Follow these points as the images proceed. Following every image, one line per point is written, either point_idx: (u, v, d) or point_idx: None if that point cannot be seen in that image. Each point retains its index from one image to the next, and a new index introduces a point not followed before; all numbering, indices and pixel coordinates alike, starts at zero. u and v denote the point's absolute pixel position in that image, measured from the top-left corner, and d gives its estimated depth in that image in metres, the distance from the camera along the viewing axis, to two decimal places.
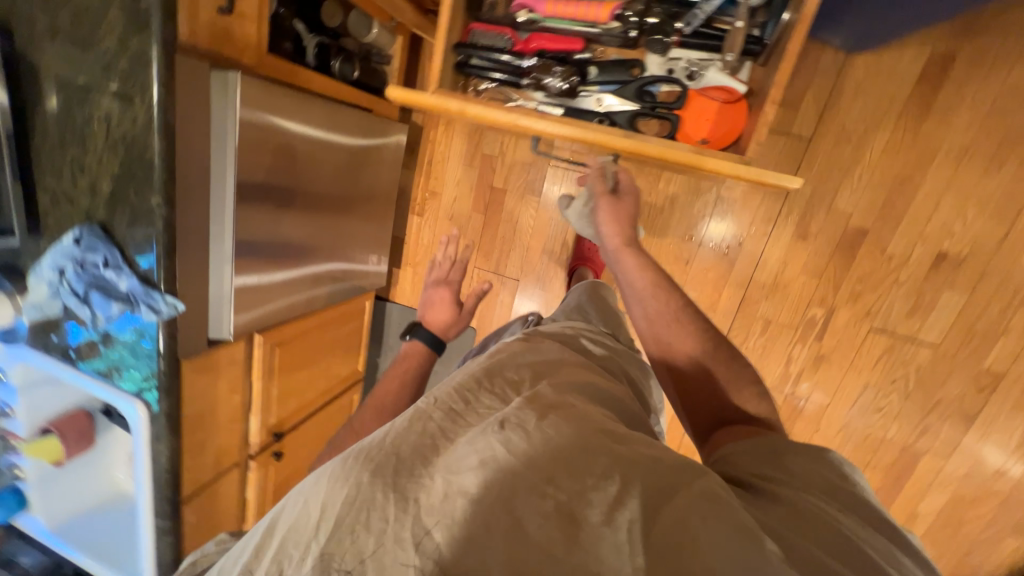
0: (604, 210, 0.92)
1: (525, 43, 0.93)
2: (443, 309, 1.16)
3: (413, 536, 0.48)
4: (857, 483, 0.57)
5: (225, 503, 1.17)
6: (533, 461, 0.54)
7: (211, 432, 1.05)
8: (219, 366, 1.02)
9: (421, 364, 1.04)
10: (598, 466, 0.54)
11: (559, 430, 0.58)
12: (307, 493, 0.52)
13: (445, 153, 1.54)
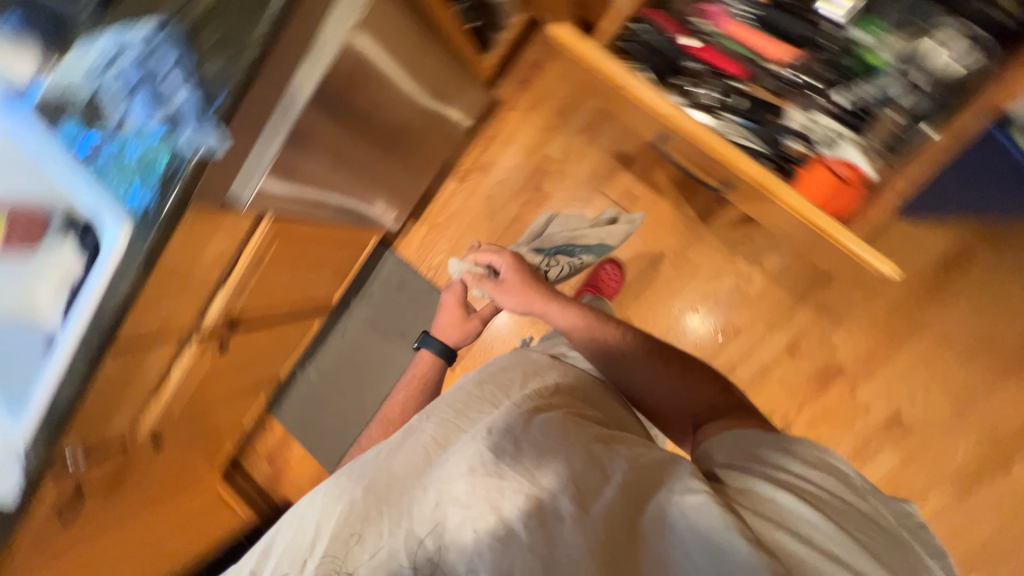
0: (493, 290, 1.04)
1: (693, 45, 0.92)
2: (451, 316, 1.24)
3: (404, 538, 0.63)
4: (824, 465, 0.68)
5: (146, 370, 1.05)
6: (517, 463, 0.63)
7: (177, 291, 0.96)
8: (222, 229, 0.94)
9: (425, 374, 1.17)
10: (579, 471, 0.62)
11: (541, 440, 0.67)
12: (310, 513, 0.70)
13: (509, 138, 1.55)
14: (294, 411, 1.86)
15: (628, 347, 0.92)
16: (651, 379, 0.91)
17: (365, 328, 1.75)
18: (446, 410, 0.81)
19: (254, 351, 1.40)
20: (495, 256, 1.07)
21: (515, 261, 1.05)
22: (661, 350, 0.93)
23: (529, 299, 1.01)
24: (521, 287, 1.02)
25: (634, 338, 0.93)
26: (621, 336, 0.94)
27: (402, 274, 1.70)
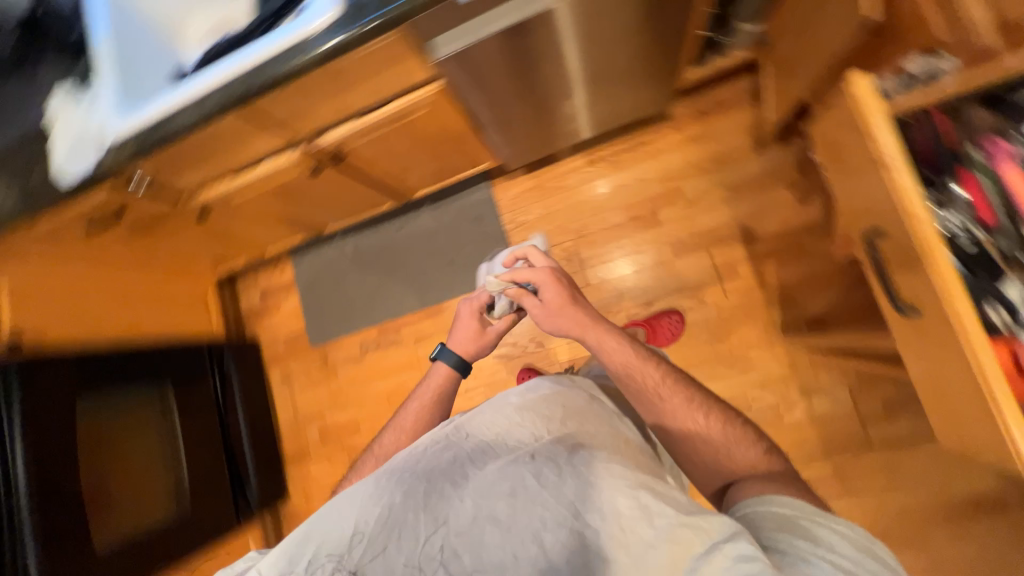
0: (534, 309, 0.99)
1: (962, 164, 0.82)
2: (468, 329, 1.13)
3: (444, 545, 0.71)
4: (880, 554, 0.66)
5: (245, 147, 1.04)
6: (561, 497, 0.72)
7: (324, 97, 0.94)
8: (398, 69, 0.92)
9: (439, 385, 1.10)
10: (616, 514, 0.69)
11: (583, 477, 0.74)
12: (345, 511, 0.77)
13: (656, 152, 1.51)
14: (314, 269, 1.86)
15: (662, 388, 0.89)
16: (686, 430, 0.87)
17: (421, 237, 1.73)
18: (489, 421, 0.89)
19: (327, 195, 1.38)
20: (537, 275, 0.99)
21: (560, 284, 0.98)
22: (696, 402, 0.89)
23: (572, 324, 0.96)
24: (563, 315, 0.96)
25: (671, 382, 0.91)
26: (658, 375, 0.91)
27: (484, 212, 1.67)
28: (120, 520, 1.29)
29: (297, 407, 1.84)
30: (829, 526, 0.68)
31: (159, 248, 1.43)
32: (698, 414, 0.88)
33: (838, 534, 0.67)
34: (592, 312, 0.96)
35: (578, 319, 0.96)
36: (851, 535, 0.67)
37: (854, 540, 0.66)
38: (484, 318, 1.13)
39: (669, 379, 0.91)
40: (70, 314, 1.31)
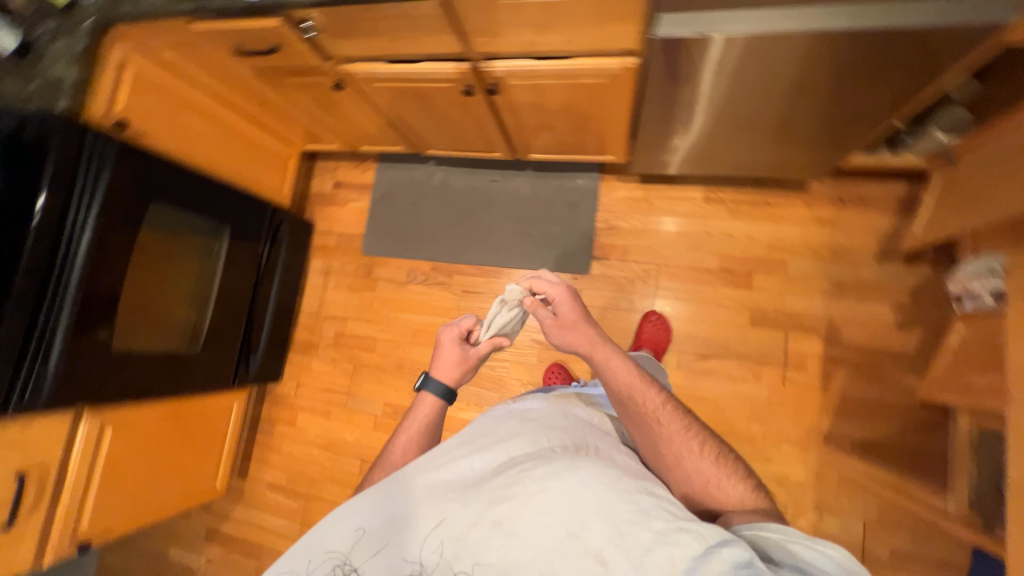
0: (543, 318, 0.92)
1: None
2: (453, 357, 0.97)
3: (447, 551, 0.66)
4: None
5: (419, 40, 1.00)
6: (558, 500, 0.67)
7: (523, 25, 0.90)
8: (609, 29, 0.88)
9: (427, 418, 0.92)
10: (611, 518, 0.64)
11: (580, 484, 0.68)
12: (343, 520, 0.70)
13: (778, 218, 1.45)
14: (393, 182, 1.83)
15: (661, 414, 0.86)
16: (679, 458, 0.84)
17: (511, 197, 1.69)
18: (489, 432, 0.84)
19: (452, 122, 1.33)
20: (547, 284, 0.94)
21: (569, 297, 0.92)
22: (689, 431, 0.86)
23: (580, 342, 0.90)
24: (571, 331, 0.90)
25: (671, 409, 0.87)
26: (658, 402, 0.87)
27: (581, 200, 1.62)
28: (140, 335, 1.28)
29: (324, 302, 1.84)
30: (816, 548, 0.62)
31: (273, 98, 1.41)
32: (693, 444, 0.85)
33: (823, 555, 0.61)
34: (599, 330, 0.90)
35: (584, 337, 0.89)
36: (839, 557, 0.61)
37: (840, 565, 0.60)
38: (466, 344, 0.99)
39: (669, 407, 0.87)
40: (168, 127, 1.30)
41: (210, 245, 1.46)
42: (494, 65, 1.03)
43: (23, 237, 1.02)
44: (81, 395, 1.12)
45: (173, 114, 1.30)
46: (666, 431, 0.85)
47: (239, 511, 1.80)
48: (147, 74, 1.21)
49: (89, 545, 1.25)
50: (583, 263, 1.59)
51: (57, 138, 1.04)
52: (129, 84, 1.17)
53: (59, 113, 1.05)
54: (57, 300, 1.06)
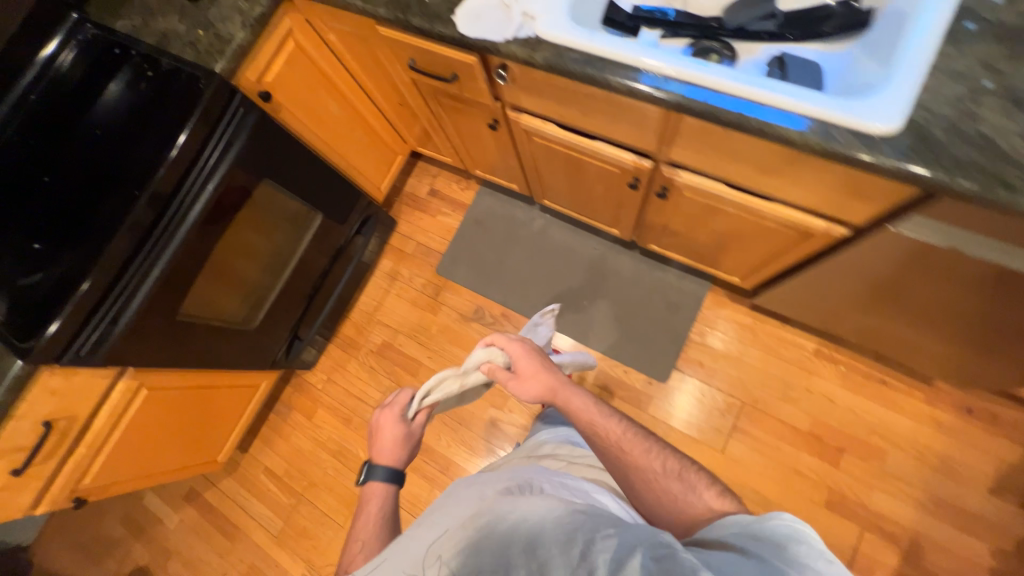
0: (511, 373, 0.86)
1: None
2: (392, 438, 0.89)
3: None
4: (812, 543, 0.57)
5: (612, 127, 0.90)
6: (502, 544, 0.64)
7: (743, 161, 0.79)
8: (841, 201, 0.77)
9: (382, 507, 0.86)
10: (547, 542, 0.62)
11: (516, 521, 0.66)
12: None
13: (891, 405, 1.31)
14: (491, 212, 1.75)
15: (624, 441, 0.77)
16: (648, 484, 0.73)
17: (608, 273, 1.59)
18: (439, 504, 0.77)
19: (592, 195, 1.23)
20: (510, 344, 0.89)
21: (532, 352, 0.89)
22: (650, 449, 0.76)
23: (548, 387, 0.85)
24: (536, 379, 0.85)
25: (633, 434, 0.78)
26: (620, 430, 0.78)
27: (681, 303, 1.51)
28: (208, 304, 1.19)
29: (380, 306, 1.76)
30: (765, 527, 0.59)
31: (415, 105, 1.33)
32: (661, 463, 0.74)
33: (769, 528, 0.59)
34: (565, 374, 0.87)
35: (547, 381, 0.85)
36: (792, 530, 0.58)
37: (789, 540, 0.57)
38: (403, 420, 0.90)
39: (628, 434, 0.78)
40: (303, 103, 1.21)
41: (305, 225, 1.37)
42: (683, 176, 0.92)
43: (140, 192, 0.94)
44: (132, 357, 1.04)
45: (314, 92, 1.22)
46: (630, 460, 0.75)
47: (226, 482, 1.73)
48: (303, 50, 1.14)
49: (84, 499, 1.18)
50: (662, 370, 1.47)
51: (208, 100, 0.96)
52: (286, 56, 1.10)
53: (215, 73, 0.97)
54: (150, 261, 0.98)
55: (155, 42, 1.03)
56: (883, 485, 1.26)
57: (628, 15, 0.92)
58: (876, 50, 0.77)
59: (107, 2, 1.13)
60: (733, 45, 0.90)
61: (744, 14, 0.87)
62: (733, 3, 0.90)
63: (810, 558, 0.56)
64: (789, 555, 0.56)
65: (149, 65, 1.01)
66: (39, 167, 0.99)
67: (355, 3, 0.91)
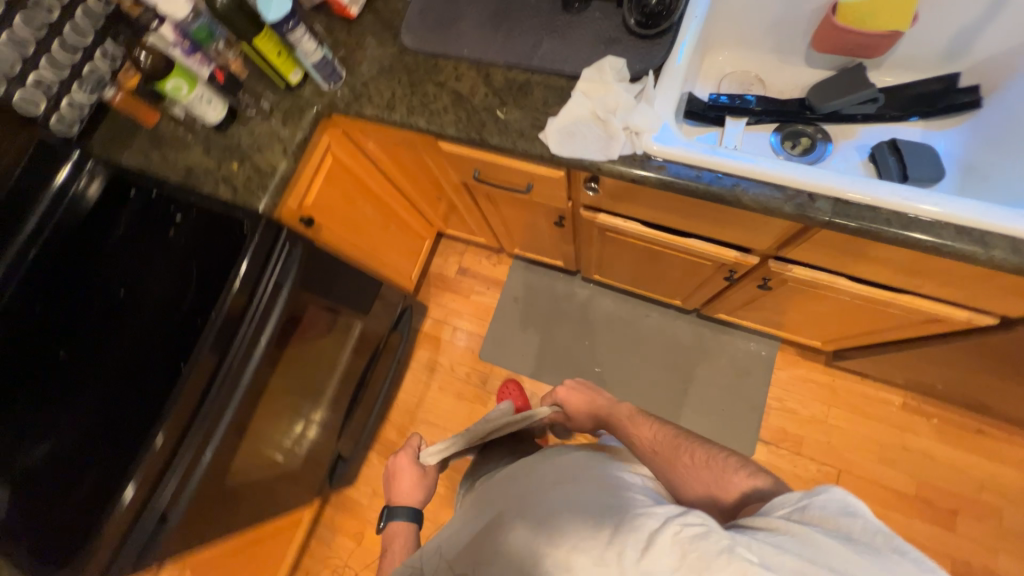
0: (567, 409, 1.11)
1: None
2: (409, 479, 1.02)
3: None
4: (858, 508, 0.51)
5: (718, 230, 0.82)
6: (527, 536, 0.60)
7: (884, 265, 0.72)
8: (1000, 302, 0.70)
9: (404, 543, 0.95)
10: (574, 528, 0.57)
11: (544, 512, 0.62)
12: None
13: (991, 458, 1.25)
14: (530, 286, 1.66)
15: (656, 443, 0.87)
16: (681, 479, 0.79)
17: (667, 340, 1.51)
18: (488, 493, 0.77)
19: (665, 278, 1.15)
20: (559, 390, 1.13)
21: (579, 387, 1.12)
22: (678, 442, 0.84)
23: (596, 412, 1.06)
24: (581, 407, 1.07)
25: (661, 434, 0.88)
26: (655, 433, 0.90)
27: (752, 366, 1.43)
28: (259, 459, 1.02)
29: (423, 402, 1.61)
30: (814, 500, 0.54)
31: (457, 199, 1.24)
32: (689, 454, 0.81)
33: (816, 501, 0.53)
34: (610, 400, 1.06)
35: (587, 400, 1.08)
36: (845, 504, 0.52)
37: (846, 515, 0.51)
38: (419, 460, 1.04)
39: (660, 435, 0.88)
40: (340, 215, 1.10)
41: (344, 335, 1.20)
42: (798, 270, 0.83)
43: (184, 364, 0.78)
44: (179, 548, 0.86)
45: (352, 202, 1.11)
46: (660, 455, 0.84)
47: None
48: (343, 163, 1.03)
49: None
50: (746, 443, 1.37)
51: (257, 245, 0.83)
52: (325, 174, 0.99)
53: (258, 212, 0.85)
54: (201, 438, 0.78)
55: (180, 180, 0.91)
56: (1002, 547, 1.20)
57: (709, 104, 0.86)
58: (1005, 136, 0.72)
59: (109, 134, 0.99)
60: (824, 127, 0.86)
61: (839, 101, 0.81)
62: (819, 85, 0.84)
63: (875, 537, 0.48)
64: (845, 531, 0.50)
65: (175, 209, 0.88)
66: (54, 342, 0.84)
67: (418, 124, 0.82)
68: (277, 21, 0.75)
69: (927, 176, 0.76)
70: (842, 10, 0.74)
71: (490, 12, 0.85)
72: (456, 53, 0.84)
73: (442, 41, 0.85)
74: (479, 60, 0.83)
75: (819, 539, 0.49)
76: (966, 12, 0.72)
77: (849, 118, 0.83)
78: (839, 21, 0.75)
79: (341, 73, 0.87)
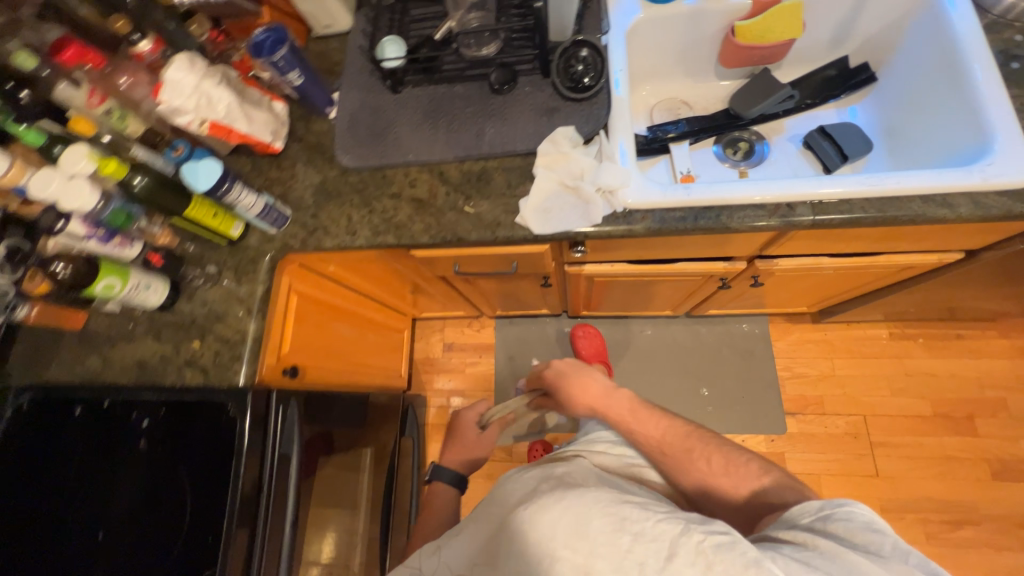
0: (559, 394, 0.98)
1: None
2: (466, 438, 1.06)
3: None
4: (877, 522, 0.54)
5: (705, 251, 0.84)
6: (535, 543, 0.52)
7: (861, 240, 0.77)
8: (965, 242, 0.77)
9: (442, 505, 0.94)
10: (596, 532, 0.51)
11: (561, 510, 0.54)
12: None
13: (976, 357, 1.37)
14: (520, 339, 1.62)
15: (665, 442, 0.77)
16: (700, 485, 0.73)
17: (668, 348, 1.52)
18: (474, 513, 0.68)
19: (657, 298, 1.17)
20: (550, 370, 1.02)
21: (569, 369, 0.99)
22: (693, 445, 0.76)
23: (591, 401, 0.90)
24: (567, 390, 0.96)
25: (672, 433, 0.78)
26: (662, 429, 0.79)
27: (752, 345, 1.47)
28: None
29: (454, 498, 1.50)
30: (841, 515, 0.56)
31: (431, 286, 1.20)
32: (704, 455, 0.74)
33: (844, 517, 0.55)
34: (606, 387, 0.91)
35: (578, 383, 0.95)
36: (870, 520, 0.54)
37: (873, 534, 0.53)
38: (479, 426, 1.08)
39: (670, 435, 0.78)
40: (318, 347, 1.01)
41: (355, 468, 1.01)
42: (782, 263, 0.87)
43: None
44: None
45: (327, 329, 1.03)
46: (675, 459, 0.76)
47: None
48: (310, 295, 0.96)
49: None
50: (777, 421, 1.40)
51: (249, 430, 0.73)
52: (295, 314, 0.91)
53: (239, 388, 0.75)
54: None
55: (133, 378, 0.79)
56: (1017, 433, 1.30)
57: (651, 137, 0.91)
58: (911, 103, 0.80)
59: (26, 351, 0.83)
60: (755, 129, 0.92)
61: (762, 105, 0.88)
62: (738, 93, 0.91)
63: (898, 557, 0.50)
64: (871, 549, 0.51)
65: (138, 413, 0.76)
66: None
67: (387, 241, 0.78)
68: (209, 188, 0.69)
69: (861, 150, 0.83)
70: (741, 32, 0.81)
71: (421, 112, 0.84)
72: (401, 160, 0.81)
73: (381, 151, 0.83)
74: (427, 161, 0.81)
75: (849, 552, 0.50)
76: (842, 6, 0.81)
77: (775, 115, 0.90)
78: (741, 40, 0.82)
79: (287, 212, 0.82)
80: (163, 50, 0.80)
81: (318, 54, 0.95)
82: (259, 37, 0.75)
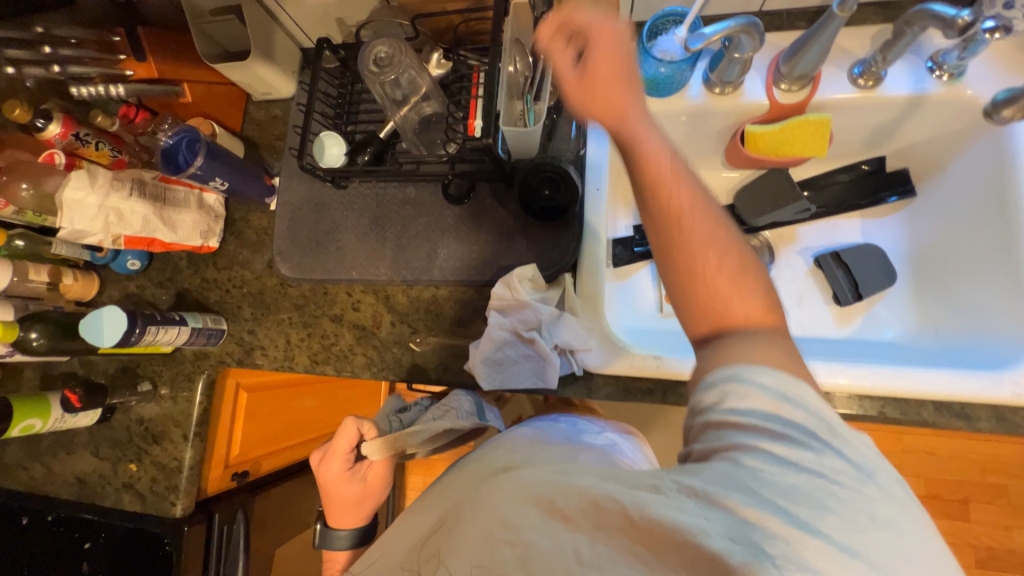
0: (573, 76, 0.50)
1: None
2: (344, 495, 0.67)
3: None
4: (805, 392, 0.36)
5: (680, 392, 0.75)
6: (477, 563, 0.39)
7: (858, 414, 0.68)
8: None
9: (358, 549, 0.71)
10: (524, 513, 0.39)
11: (488, 499, 0.42)
12: None
13: (984, 440, 1.27)
14: None
15: (700, 233, 0.43)
16: None
17: None
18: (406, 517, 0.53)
19: None
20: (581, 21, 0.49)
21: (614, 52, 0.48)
22: (725, 249, 0.43)
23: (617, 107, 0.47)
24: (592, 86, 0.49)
25: (720, 238, 0.43)
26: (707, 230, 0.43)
27: None
28: None
29: None
30: (755, 385, 0.37)
31: None
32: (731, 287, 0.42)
33: (763, 385, 0.37)
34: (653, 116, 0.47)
35: (609, 82, 0.48)
36: (790, 388, 0.37)
37: (789, 403, 0.36)
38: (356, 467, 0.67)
39: (710, 237, 0.43)
40: (273, 431, 0.97)
41: None
42: None
43: None
44: None
45: (284, 410, 0.98)
46: (683, 235, 0.43)
47: None
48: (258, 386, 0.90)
49: None
50: None
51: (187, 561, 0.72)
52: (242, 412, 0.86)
53: (175, 519, 0.73)
54: None
55: (75, 494, 0.77)
56: (1010, 521, 1.24)
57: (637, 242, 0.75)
58: (951, 233, 0.67)
59: None
60: (764, 235, 0.76)
61: (774, 215, 0.72)
62: (748, 190, 0.74)
63: (817, 444, 0.35)
64: (786, 427, 0.35)
65: (79, 533, 0.75)
66: None
67: (328, 371, 0.71)
68: (120, 340, 0.64)
69: (880, 285, 0.70)
70: (753, 140, 0.66)
71: (366, 214, 0.73)
72: (342, 276, 0.72)
73: (321, 260, 0.73)
74: (371, 281, 0.71)
75: (766, 461, 0.35)
76: (885, 114, 0.64)
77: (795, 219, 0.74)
78: (751, 150, 0.67)
79: (223, 326, 0.75)
80: (79, 131, 0.68)
81: (260, 123, 0.82)
82: (171, 144, 0.65)
